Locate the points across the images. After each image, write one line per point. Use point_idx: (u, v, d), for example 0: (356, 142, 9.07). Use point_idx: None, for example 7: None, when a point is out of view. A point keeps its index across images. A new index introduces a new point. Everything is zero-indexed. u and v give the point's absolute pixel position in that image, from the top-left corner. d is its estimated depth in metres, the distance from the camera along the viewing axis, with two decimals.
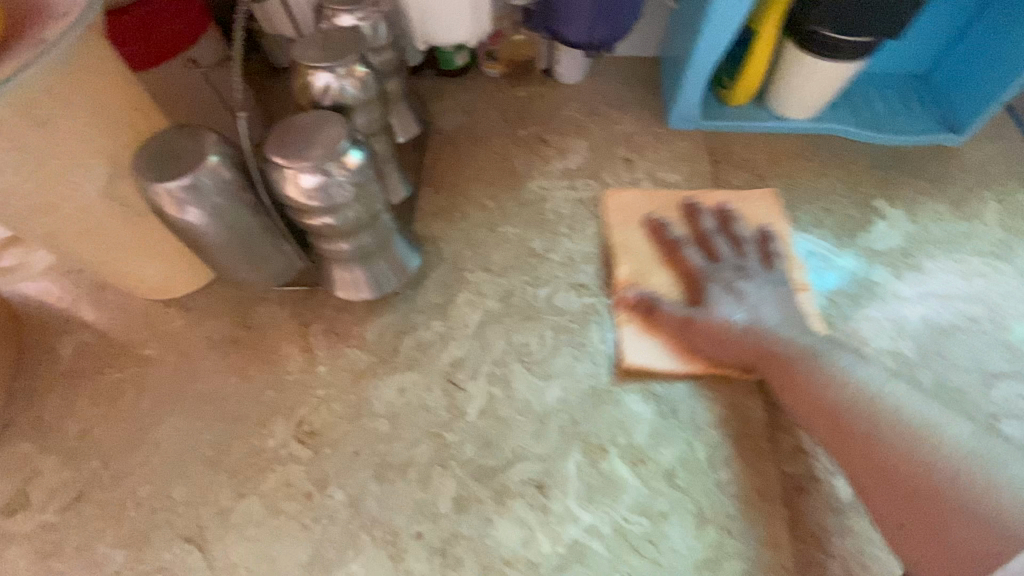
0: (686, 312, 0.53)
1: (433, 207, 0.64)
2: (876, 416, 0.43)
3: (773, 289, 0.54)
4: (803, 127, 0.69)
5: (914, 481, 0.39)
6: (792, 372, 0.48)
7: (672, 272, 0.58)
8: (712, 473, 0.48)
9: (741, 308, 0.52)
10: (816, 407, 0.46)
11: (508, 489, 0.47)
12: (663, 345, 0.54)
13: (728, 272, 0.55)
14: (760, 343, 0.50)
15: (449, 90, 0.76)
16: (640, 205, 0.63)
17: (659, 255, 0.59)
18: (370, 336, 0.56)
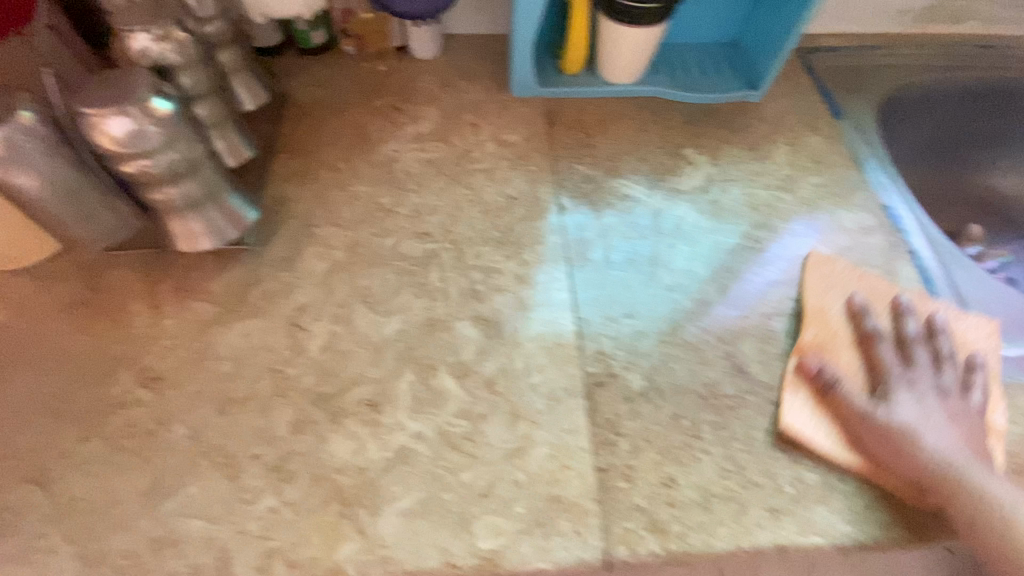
0: (869, 403, 0.51)
1: (286, 173, 0.69)
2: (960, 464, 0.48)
3: (957, 409, 0.52)
4: (628, 90, 0.78)
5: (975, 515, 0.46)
6: (954, 492, 0.47)
7: (856, 352, 0.56)
8: (526, 380, 0.54)
9: (899, 407, 0.51)
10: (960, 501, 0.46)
11: (342, 409, 0.52)
12: (832, 432, 0.51)
13: (922, 382, 0.53)
14: (931, 473, 0.48)
15: (310, 70, 0.81)
16: (836, 280, 0.60)
17: (852, 339, 0.57)
18: (218, 290, 0.60)
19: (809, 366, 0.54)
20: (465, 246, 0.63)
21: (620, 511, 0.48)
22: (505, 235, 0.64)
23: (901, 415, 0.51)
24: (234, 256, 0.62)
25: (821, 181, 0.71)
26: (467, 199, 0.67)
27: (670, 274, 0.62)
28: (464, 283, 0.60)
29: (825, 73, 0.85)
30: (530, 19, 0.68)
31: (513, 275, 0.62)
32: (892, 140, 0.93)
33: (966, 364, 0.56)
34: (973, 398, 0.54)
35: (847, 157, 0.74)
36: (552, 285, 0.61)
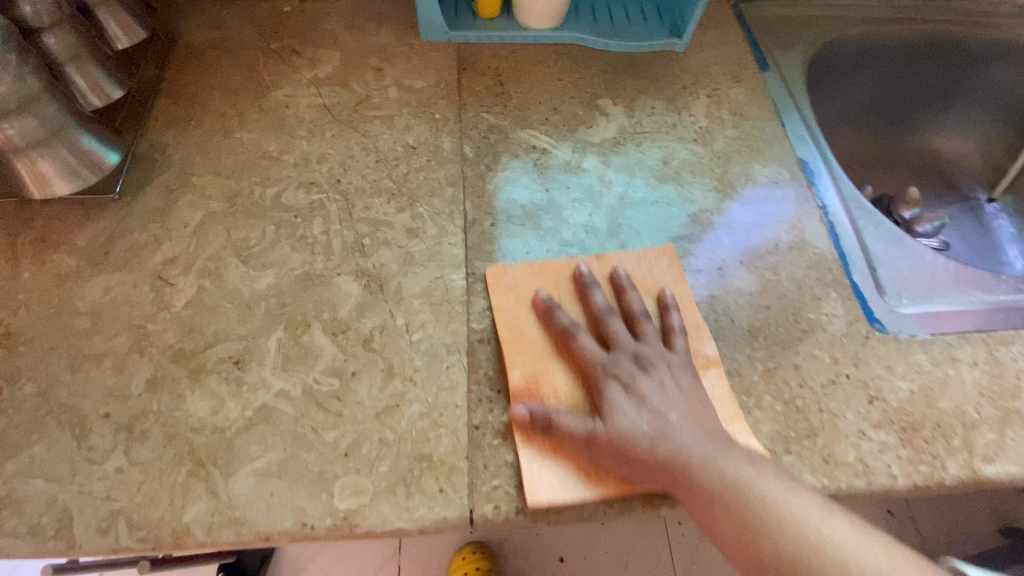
0: (586, 426, 0.45)
1: (166, 118, 0.63)
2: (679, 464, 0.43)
3: (674, 376, 0.48)
4: (545, 36, 0.74)
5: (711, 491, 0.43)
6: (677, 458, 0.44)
7: (551, 351, 0.50)
8: (406, 336, 0.52)
9: (636, 411, 0.45)
10: (726, 535, 0.43)
11: (204, 367, 0.49)
12: (562, 470, 0.45)
13: (627, 366, 0.48)
14: (676, 462, 0.43)
15: (202, 7, 0.74)
16: (524, 287, 0.54)
17: (552, 350, 0.50)
18: (80, 241, 0.55)
19: (537, 409, 0.45)
20: (354, 197, 0.60)
21: (489, 469, 0.46)
22: (399, 186, 0.61)
23: (653, 435, 0.44)
24: (99, 205, 0.57)
25: (738, 133, 0.68)
26: (361, 148, 0.63)
27: (570, 228, 0.59)
28: (350, 236, 0.57)
29: (757, 22, 0.82)
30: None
31: (404, 228, 0.58)
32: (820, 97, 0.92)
33: (643, 310, 0.52)
34: (676, 344, 0.50)
35: (768, 109, 0.71)
36: (443, 240, 0.58)
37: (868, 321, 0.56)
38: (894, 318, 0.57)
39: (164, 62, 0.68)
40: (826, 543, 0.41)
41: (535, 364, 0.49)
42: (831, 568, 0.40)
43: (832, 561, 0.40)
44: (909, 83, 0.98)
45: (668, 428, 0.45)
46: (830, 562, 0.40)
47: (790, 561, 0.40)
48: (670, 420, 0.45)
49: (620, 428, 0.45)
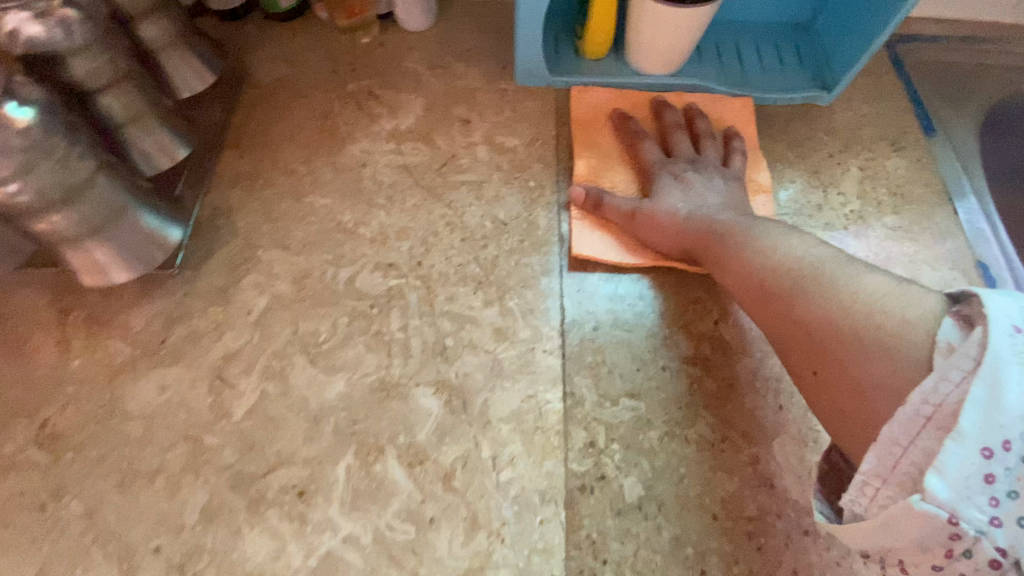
0: (632, 205, 0.53)
1: (232, 175, 0.57)
2: (722, 240, 0.48)
3: (721, 179, 0.54)
4: (662, 83, 0.63)
5: (757, 280, 0.43)
6: (721, 249, 0.47)
7: (628, 169, 0.58)
8: (493, 475, 0.43)
9: (682, 196, 0.53)
10: (739, 278, 0.45)
11: (264, 497, 0.42)
12: (610, 240, 0.53)
13: (680, 165, 0.55)
14: (711, 224, 0.50)
15: (275, 38, 0.66)
16: (599, 117, 0.61)
17: (622, 155, 0.59)
18: (136, 325, 0.49)
19: (592, 188, 0.55)
20: (436, 285, 0.51)
21: None
22: (486, 273, 0.52)
23: (689, 215, 0.51)
24: (158, 281, 0.51)
25: (899, 221, 0.55)
26: (445, 222, 0.55)
27: (690, 340, 0.49)
28: (431, 335, 0.49)
29: (917, 70, 0.67)
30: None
31: (492, 326, 0.50)
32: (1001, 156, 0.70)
33: (705, 129, 0.58)
34: (733, 163, 0.56)
35: (936, 189, 0.58)
36: (537, 345, 0.49)
37: None
38: None
39: (232, 105, 0.61)
40: (845, 304, 0.37)
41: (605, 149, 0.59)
42: (846, 301, 0.37)
43: (842, 286, 0.38)
44: None
45: (704, 206, 0.51)
46: (850, 301, 0.37)
47: (807, 288, 0.40)
48: (706, 210, 0.51)
49: (666, 213, 0.52)
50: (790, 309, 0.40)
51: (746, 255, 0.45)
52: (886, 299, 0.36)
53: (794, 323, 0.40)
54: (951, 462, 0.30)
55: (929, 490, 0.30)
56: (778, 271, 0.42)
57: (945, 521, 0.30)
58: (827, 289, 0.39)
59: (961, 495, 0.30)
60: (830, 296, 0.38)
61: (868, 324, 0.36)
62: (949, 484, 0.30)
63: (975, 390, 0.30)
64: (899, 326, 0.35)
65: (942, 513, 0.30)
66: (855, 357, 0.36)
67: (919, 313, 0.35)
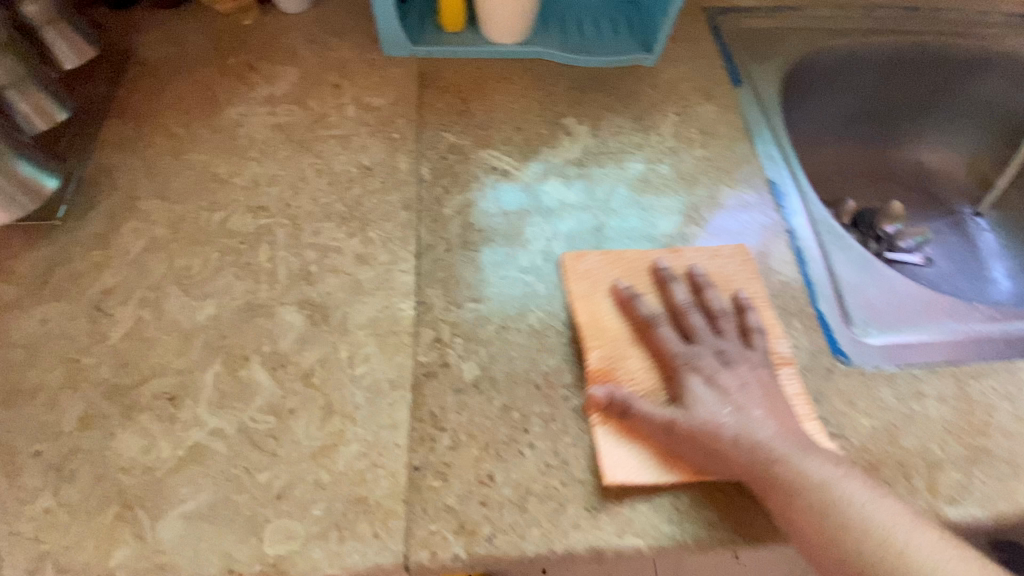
0: (665, 415, 0.47)
1: (114, 139, 0.62)
2: (758, 460, 0.45)
3: (754, 370, 0.50)
4: (512, 51, 0.72)
5: (783, 506, 0.44)
6: (778, 485, 0.44)
7: (639, 349, 0.51)
8: (349, 370, 0.50)
9: (707, 387, 0.48)
10: (798, 519, 0.43)
11: (138, 403, 0.47)
12: (643, 452, 0.47)
13: (708, 360, 0.49)
14: (738, 445, 0.45)
15: (159, 22, 0.72)
16: (599, 274, 0.55)
17: (626, 328, 0.52)
18: (19, 270, 0.53)
19: (613, 393, 0.48)
20: (304, 222, 0.58)
21: (427, 512, 0.44)
22: (350, 210, 0.59)
23: (727, 429, 0.46)
24: (41, 231, 0.55)
25: (706, 153, 0.66)
26: (314, 170, 0.61)
27: (528, 255, 0.58)
28: (297, 263, 0.55)
29: (731, 36, 0.80)
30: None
31: (354, 253, 0.56)
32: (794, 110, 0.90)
33: (671, 275, 0.54)
34: (693, 322, 0.51)
35: (738, 127, 0.69)
36: (394, 266, 0.56)
37: (833, 353, 0.54)
38: (857, 351, 0.55)
39: (117, 79, 0.66)
40: (828, 500, 0.43)
41: (615, 315, 0.53)
42: (841, 530, 0.42)
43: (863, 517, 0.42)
44: (891, 93, 0.95)
45: (710, 407, 0.47)
46: (871, 527, 0.42)
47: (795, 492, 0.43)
48: (722, 427, 0.46)
49: (700, 414, 0.46)
50: (788, 508, 0.43)
51: (780, 469, 0.44)
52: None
53: (802, 521, 0.43)
54: None
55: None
56: (822, 488, 0.43)
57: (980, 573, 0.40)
58: (844, 515, 0.42)
59: None
60: (850, 531, 0.42)
61: (896, 559, 0.40)
62: None
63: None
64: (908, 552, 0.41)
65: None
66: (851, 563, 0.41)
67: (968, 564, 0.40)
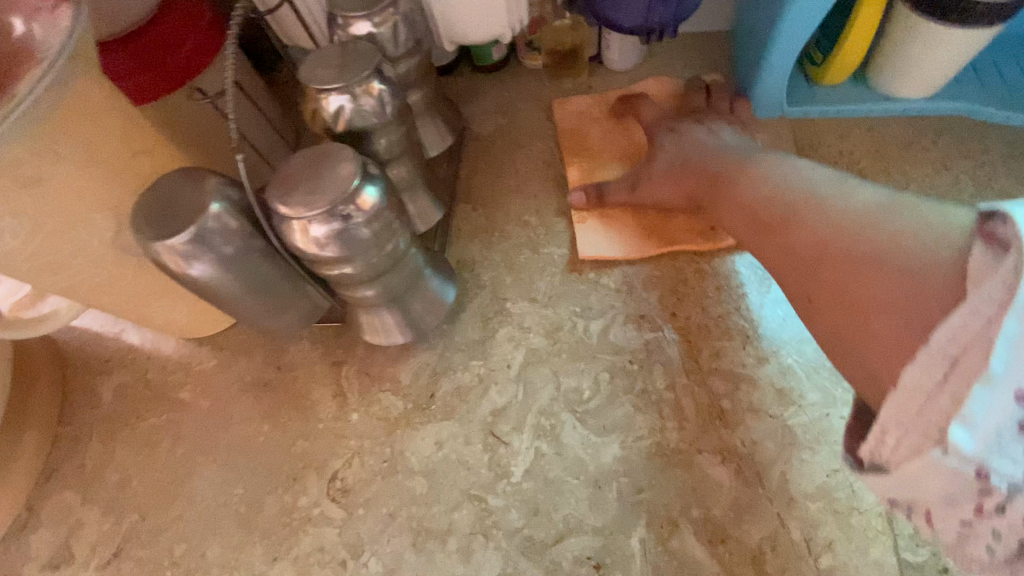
0: (631, 176, 0.54)
1: (469, 227, 0.58)
2: (787, 199, 0.40)
3: (714, 133, 0.53)
4: (914, 108, 0.56)
5: (756, 207, 0.43)
6: (729, 186, 0.47)
7: (622, 164, 0.60)
8: (810, 560, 0.39)
9: (675, 148, 0.54)
10: (744, 208, 0.44)
11: (560, 569, 0.41)
12: (613, 231, 0.55)
13: (674, 127, 0.56)
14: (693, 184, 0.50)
15: (485, 89, 0.68)
16: (587, 111, 0.64)
17: (613, 152, 0.61)
18: (404, 379, 0.51)
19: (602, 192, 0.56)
20: (698, 339, 0.49)
21: None
22: (753, 326, 0.48)
23: (738, 182, 0.46)
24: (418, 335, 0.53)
25: None
26: (694, 271, 0.52)
27: None
28: (704, 395, 0.46)
29: None
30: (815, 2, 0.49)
31: (773, 386, 0.46)
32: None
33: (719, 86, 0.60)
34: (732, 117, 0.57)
35: None
36: (829, 409, 0.44)
37: None
38: None
39: (456, 157, 0.62)
40: (830, 222, 0.36)
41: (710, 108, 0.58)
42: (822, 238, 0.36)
43: (871, 228, 0.34)
44: None
45: (692, 151, 0.52)
46: (868, 223, 0.34)
47: (790, 217, 0.39)
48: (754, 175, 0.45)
49: (655, 175, 0.53)
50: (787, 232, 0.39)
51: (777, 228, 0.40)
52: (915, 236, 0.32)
53: (793, 249, 0.38)
54: (979, 407, 0.26)
55: (952, 441, 0.26)
56: (794, 191, 0.41)
57: (970, 476, 0.26)
58: (831, 215, 0.37)
59: (989, 448, 0.26)
60: (826, 212, 0.37)
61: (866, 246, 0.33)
62: (976, 437, 0.26)
63: (1008, 323, 0.25)
64: (910, 234, 0.32)
65: (969, 468, 0.26)
66: (860, 271, 0.33)
67: (942, 240, 0.31)
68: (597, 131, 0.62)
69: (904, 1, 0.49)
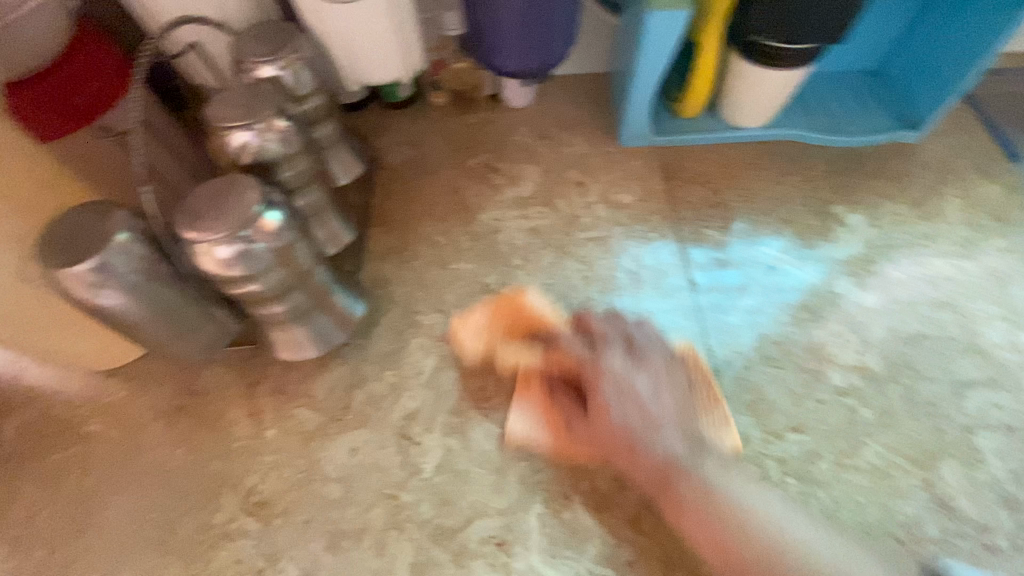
0: (569, 395, 0.50)
1: (381, 249, 0.63)
2: (681, 481, 0.46)
3: (663, 373, 0.49)
4: (755, 134, 0.67)
5: (651, 479, 0.47)
6: (637, 459, 0.47)
7: (543, 356, 0.54)
8: (679, 515, 0.46)
9: (623, 362, 0.50)
10: (640, 466, 0.47)
11: (467, 550, 0.45)
12: (528, 408, 0.51)
13: (618, 356, 0.50)
14: (637, 449, 0.47)
15: (395, 124, 0.74)
16: (537, 316, 0.56)
17: (535, 354, 0.54)
18: (320, 393, 0.54)
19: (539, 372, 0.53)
20: None
21: None
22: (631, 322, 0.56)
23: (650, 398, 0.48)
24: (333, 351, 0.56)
25: (1006, 245, 0.59)
26: (582, 277, 0.59)
27: (839, 371, 0.52)
28: (591, 384, 0.53)
29: (994, 100, 0.71)
30: (659, 56, 0.58)
31: None
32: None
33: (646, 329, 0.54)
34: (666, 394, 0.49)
35: None
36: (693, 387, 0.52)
37: None
38: None
39: (367, 185, 0.67)
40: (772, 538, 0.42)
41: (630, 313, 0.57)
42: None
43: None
44: None
45: (637, 397, 0.47)
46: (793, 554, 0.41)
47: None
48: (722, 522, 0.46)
49: (597, 427, 0.48)
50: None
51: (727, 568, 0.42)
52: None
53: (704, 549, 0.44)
54: None
55: None
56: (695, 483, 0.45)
57: None
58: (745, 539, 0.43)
59: None
60: (751, 540, 0.43)
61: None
62: None
63: None
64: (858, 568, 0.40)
65: None
66: None
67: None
68: (519, 338, 0.55)
69: (733, 48, 0.60)
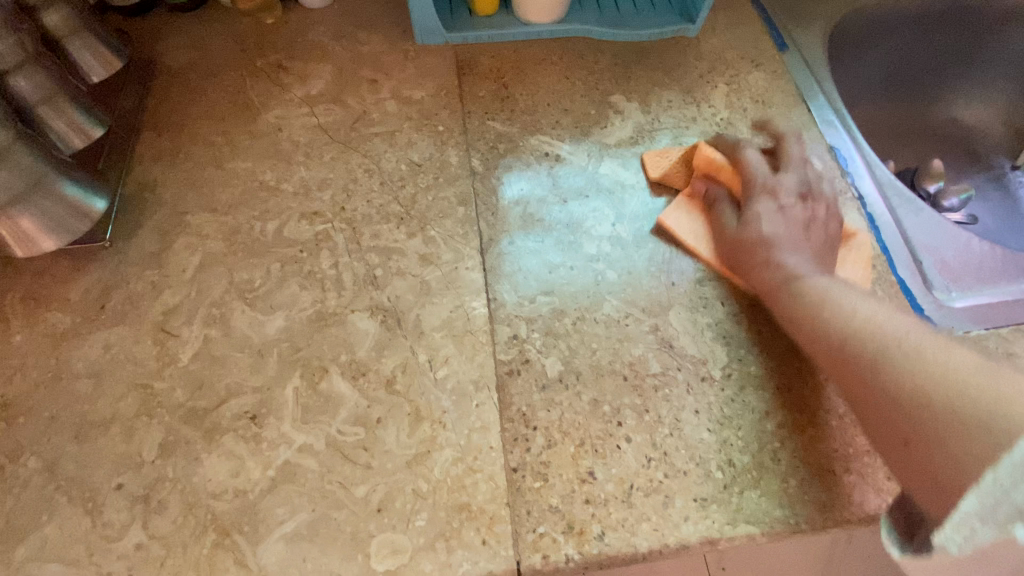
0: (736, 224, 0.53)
1: (152, 152, 0.60)
2: (808, 300, 0.46)
3: (774, 182, 0.54)
4: (546, 32, 0.69)
5: (810, 330, 0.45)
6: (794, 303, 0.47)
7: (700, 220, 0.56)
8: (431, 374, 0.48)
9: (765, 212, 0.53)
10: (788, 308, 0.47)
11: (219, 426, 0.46)
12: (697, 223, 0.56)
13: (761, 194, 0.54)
14: (768, 280, 0.50)
15: (180, 28, 0.69)
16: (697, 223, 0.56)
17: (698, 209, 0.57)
18: (74, 296, 0.51)
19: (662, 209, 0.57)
20: (361, 225, 0.56)
21: (533, 514, 0.43)
22: (407, 209, 0.57)
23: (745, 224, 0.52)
24: (91, 254, 0.54)
25: (762, 122, 0.64)
26: (363, 170, 0.59)
27: (594, 241, 0.56)
28: (361, 268, 0.53)
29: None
30: None
31: (418, 253, 0.54)
32: (843, 70, 0.88)
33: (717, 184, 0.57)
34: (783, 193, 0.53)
35: (790, 93, 0.66)
36: (460, 264, 0.54)
37: (920, 319, 0.52)
38: (943, 314, 0.54)
39: (143, 90, 0.64)
40: (797, 282, 0.48)
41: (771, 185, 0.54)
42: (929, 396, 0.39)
43: (845, 311, 0.44)
44: (924, 53, 0.93)
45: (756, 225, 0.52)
46: (923, 374, 0.37)
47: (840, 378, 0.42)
48: (733, 501, 0.44)
49: (780, 263, 0.50)
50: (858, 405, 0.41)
51: (842, 343, 0.42)
52: (965, 369, 0.35)
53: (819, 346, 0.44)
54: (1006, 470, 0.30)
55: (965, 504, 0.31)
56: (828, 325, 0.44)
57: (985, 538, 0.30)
58: (875, 360, 0.39)
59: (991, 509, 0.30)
60: (893, 356, 0.39)
61: (952, 380, 0.35)
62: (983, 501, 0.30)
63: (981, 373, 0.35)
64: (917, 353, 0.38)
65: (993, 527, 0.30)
66: (894, 394, 0.37)
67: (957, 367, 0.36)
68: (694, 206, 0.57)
69: None
